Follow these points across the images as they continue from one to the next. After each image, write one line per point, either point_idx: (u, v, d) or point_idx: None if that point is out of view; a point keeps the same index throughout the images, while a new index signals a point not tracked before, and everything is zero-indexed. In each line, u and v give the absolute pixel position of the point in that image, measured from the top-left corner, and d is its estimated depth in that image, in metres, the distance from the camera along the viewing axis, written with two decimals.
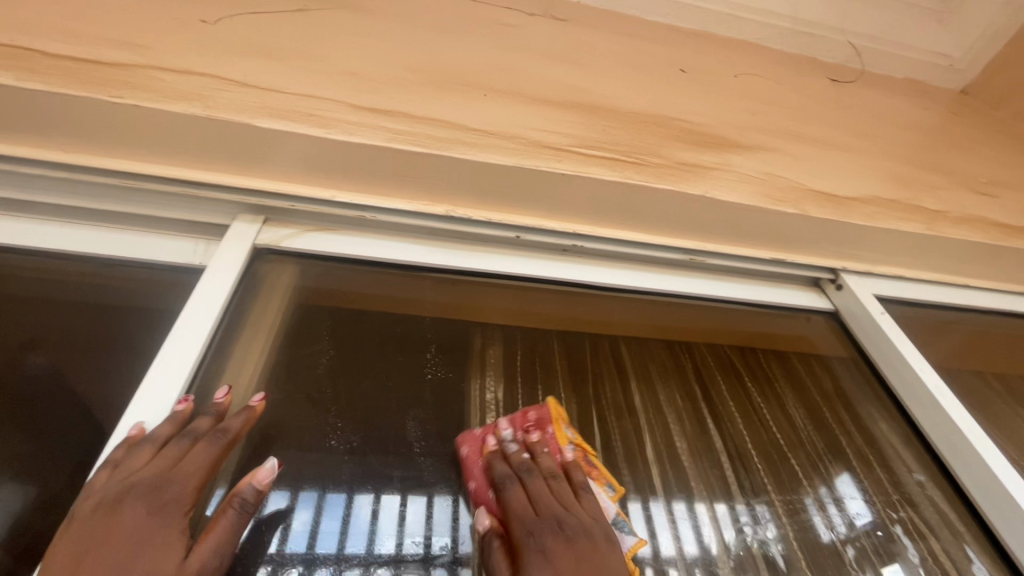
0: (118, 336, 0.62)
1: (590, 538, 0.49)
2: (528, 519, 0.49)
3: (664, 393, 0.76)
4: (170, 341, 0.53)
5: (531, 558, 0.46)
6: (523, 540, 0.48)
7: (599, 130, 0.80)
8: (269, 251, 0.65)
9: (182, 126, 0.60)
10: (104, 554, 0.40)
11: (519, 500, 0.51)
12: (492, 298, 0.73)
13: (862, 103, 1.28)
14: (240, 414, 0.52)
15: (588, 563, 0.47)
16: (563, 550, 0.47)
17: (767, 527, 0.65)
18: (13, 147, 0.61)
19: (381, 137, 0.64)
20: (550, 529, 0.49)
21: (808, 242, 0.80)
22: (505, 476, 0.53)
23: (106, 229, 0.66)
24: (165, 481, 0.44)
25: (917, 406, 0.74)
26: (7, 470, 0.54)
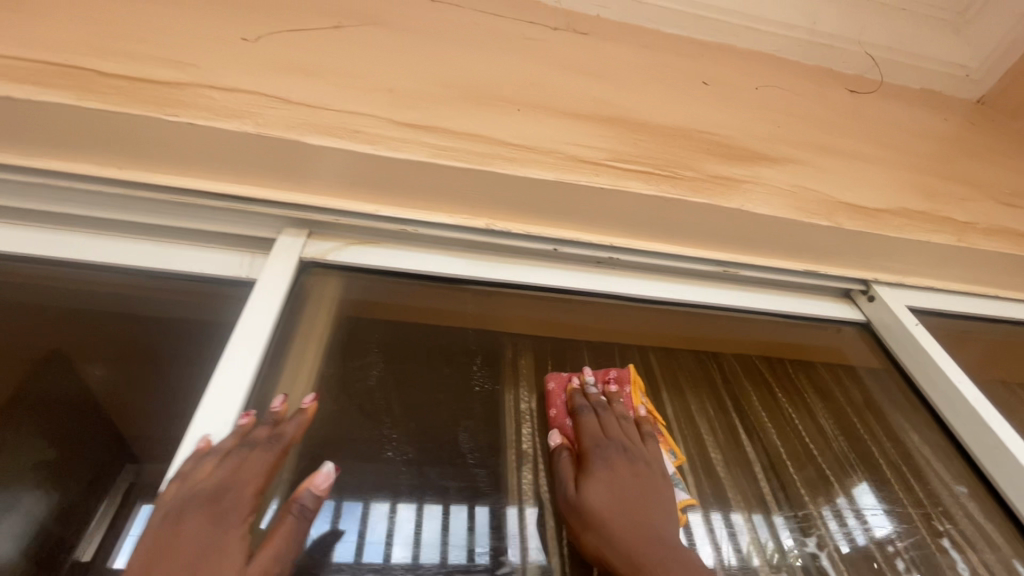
0: (175, 348, 0.66)
1: (650, 468, 0.59)
2: (599, 440, 0.60)
3: (696, 404, 0.76)
4: (230, 355, 0.54)
5: (597, 462, 0.58)
6: (593, 449, 0.59)
7: (632, 143, 0.81)
8: (314, 264, 0.67)
9: (234, 143, 0.62)
10: (175, 559, 0.42)
11: (592, 424, 0.62)
12: (530, 309, 0.75)
13: (883, 114, 1.29)
14: (294, 418, 0.54)
15: (643, 483, 0.58)
16: (624, 468, 0.58)
17: (807, 539, 0.65)
18: (68, 165, 0.63)
19: (426, 153, 0.66)
20: (616, 447, 0.60)
21: (841, 253, 0.81)
22: (584, 406, 0.64)
23: (156, 243, 0.68)
24: (223, 489, 0.46)
25: (955, 417, 0.74)
26: (31, 477, 0.58)
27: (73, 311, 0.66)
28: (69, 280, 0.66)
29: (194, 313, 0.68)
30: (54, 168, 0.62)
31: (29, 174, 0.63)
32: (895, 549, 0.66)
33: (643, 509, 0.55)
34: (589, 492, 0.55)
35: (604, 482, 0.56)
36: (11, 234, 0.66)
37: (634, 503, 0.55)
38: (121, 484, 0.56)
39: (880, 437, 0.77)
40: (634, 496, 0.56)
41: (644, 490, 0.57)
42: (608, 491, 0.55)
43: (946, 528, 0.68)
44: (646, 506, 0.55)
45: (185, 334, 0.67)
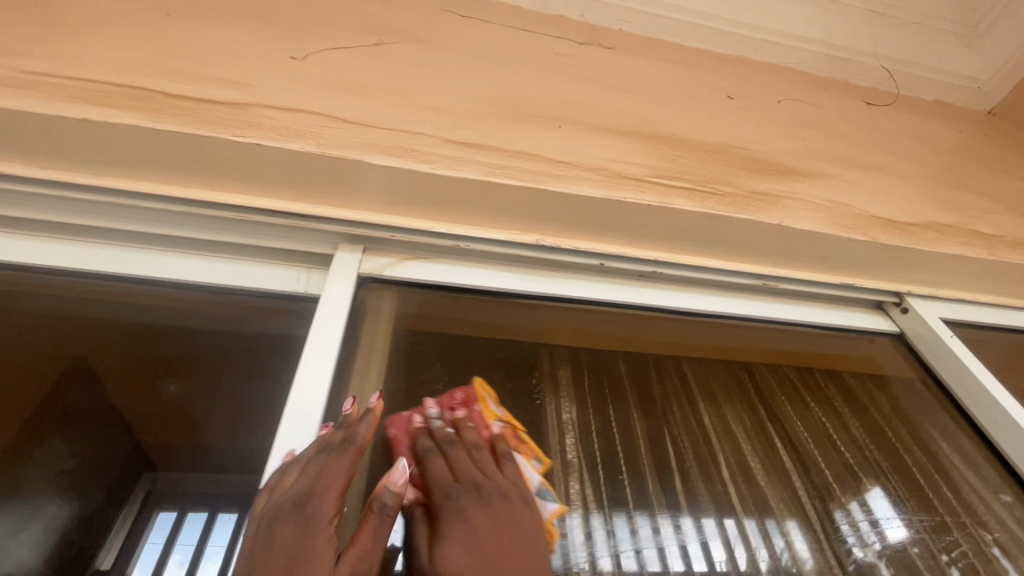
0: (247, 365, 0.70)
1: (509, 500, 0.51)
2: (448, 486, 0.51)
3: (731, 414, 0.77)
4: (304, 372, 0.57)
5: (446, 516, 0.49)
6: (441, 501, 0.50)
7: (671, 159, 0.84)
8: (372, 280, 0.69)
9: (299, 162, 0.64)
10: (269, 568, 0.41)
11: (440, 470, 0.53)
12: (577, 321, 0.77)
13: (903, 126, 1.31)
14: (365, 421, 0.54)
15: (507, 523, 0.49)
16: (479, 512, 0.49)
17: (864, 548, 0.66)
18: (134, 182, 0.65)
19: (482, 171, 0.68)
20: (468, 492, 0.51)
21: (875, 265, 0.84)
22: (427, 450, 0.55)
23: (213, 258, 0.70)
24: (307, 495, 0.46)
25: (995, 427, 0.77)
26: (53, 487, 0.64)
27: (138, 325, 0.71)
28: (129, 296, 0.69)
29: (270, 330, 0.70)
30: (120, 186, 0.64)
31: (92, 192, 0.65)
32: (950, 557, 0.68)
33: (512, 557, 0.47)
34: (444, 557, 0.46)
35: (460, 541, 0.47)
36: (73, 250, 0.68)
37: (498, 552, 0.47)
38: (137, 494, 0.65)
39: (910, 443, 0.79)
40: (496, 545, 0.47)
41: (507, 531, 0.49)
42: (466, 546, 0.47)
43: (992, 537, 0.70)
44: (513, 553, 0.47)
45: (266, 344, 0.70)
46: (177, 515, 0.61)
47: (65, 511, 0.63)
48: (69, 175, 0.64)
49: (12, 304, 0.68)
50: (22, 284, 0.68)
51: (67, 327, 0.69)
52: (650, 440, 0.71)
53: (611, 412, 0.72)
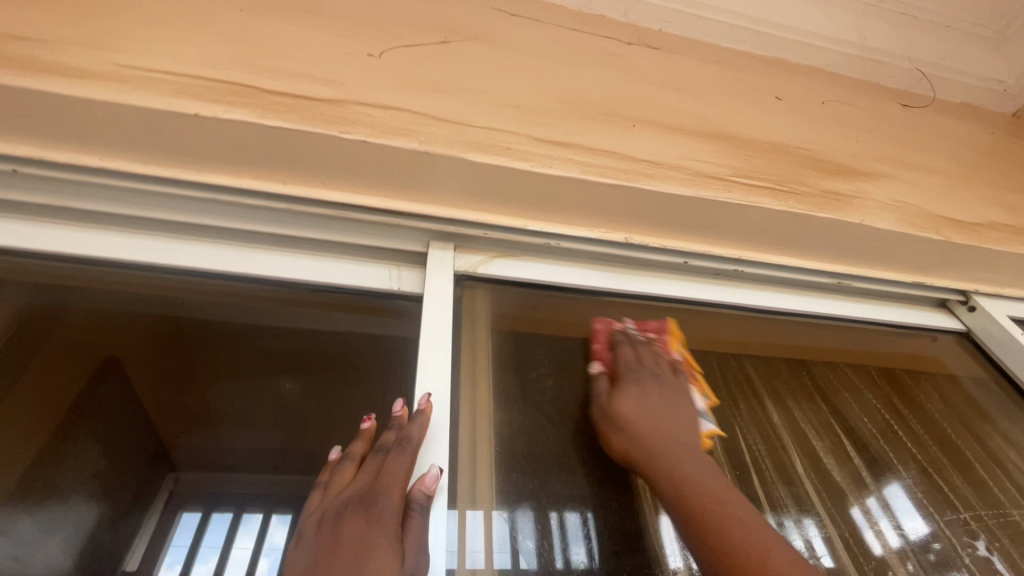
0: (355, 362, 0.75)
1: (678, 391, 0.63)
2: (634, 366, 0.65)
3: (798, 411, 0.79)
4: (423, 366, 0.59)
5: (627, 378, 0.64)
6: (625, 369, 0.65)
7: (745, 159, 0.85)
8: (466, 277, 0.70)
9: (401, 160, 0.64)
10: (335, 561, 0.44)
11: (628, 353, 0.67)
12: (663, 321, 0.78)
13: (945, 126, 1.33)
14: (417, 420, 0.54)
15: (671, 398, 0.62)
16: (654, 387, 0.62)
17: (976, 543, 0.69)
18: (231, 178, 0.65)
19: (577, 169, 0.68)
20: (646, 372, 0.64)
21: (944, 264, 0.86)
22: (622, 340, 0.69)
23: (306, 256, 0.71)
24: (372, 493, 0.49)
25: None
26: (93, 486, 0.64)
27: (201, 322, 0.74)
28: (228, 293, 0.71)
29: (380, 330, 0.73)
30: (221, 182, 0.64)
31: (193, 189, 0.65)
32: None
33: (669, 418, 0.59)
34: (620, 401, 0.61)
35: (633, 394, 0.61)
36: (167, 246, 0.68)
37: (661, 412, 0.60)
38: (161, 493, 0.65)
39: (967, 437, 0.82)
40: (661, 409, 0.60)
41: (674, 405, 0.61)
42: (636, 402, 0.61)
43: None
44: (671, 413, 0.60)
45: (371, 347, 0.74)
46: (202, 516, 0.63)
47: (93, 512, 0.63)
48: (168, 171, 0.64)
49: (90, 300, 0.71)
50: (117, 279, 0.70)
51: (128, 331, 0.73)
52: (727, 440, 0.71)
53: None
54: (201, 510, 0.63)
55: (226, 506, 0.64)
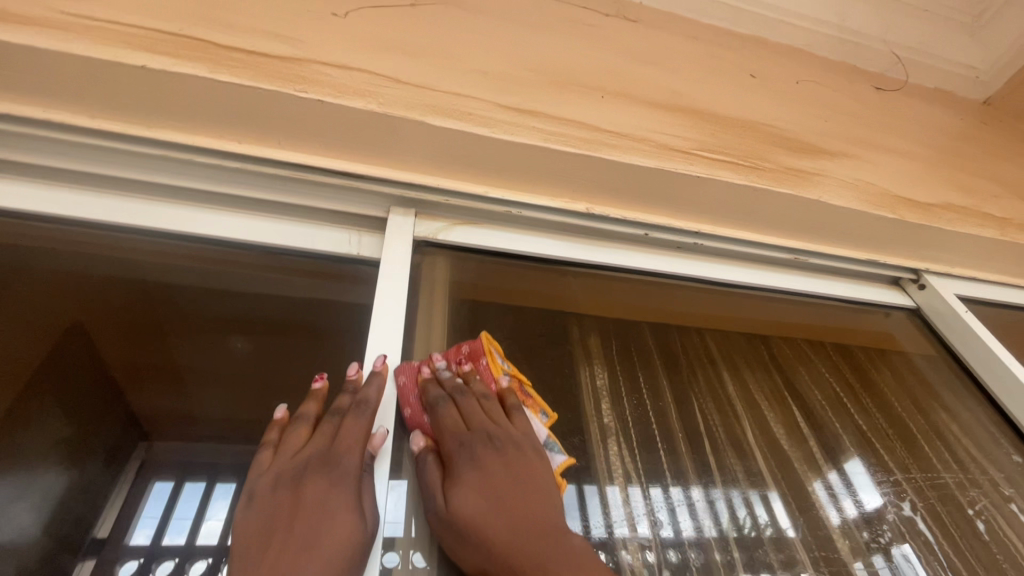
0: (321, 326, 0.74)
1: (521, 449, 0.52)
2: (461, 435, 0.52)
3: (753, 382, 0.81)
4: (376, 333, 0.60)
5: (460, 464, 0.50)
6: (455, 448, 0.51)
7: (710, 134, 0.85)
8: (426, 243, 0.70)
9: (358, 121, 0.63)
10: (296, 524, 0.44)
11: (451, 418, 0.54)
12: (622, 293, 0.81)
13: (921, 105, 1.34)
14: (373, 382, 0.55)
15: (519, 469, 0.51)
16: (494, 461, 0.51)
17: (901, 504, 0.72)
18: (181, 135, 0.63)
19: (538, 137, 0.69)
20: (480, 442, 0.52)
21: (894, 242, 0.90)
22: (438, 399, 0.55)
23: (262, 218, 0.70)
24: (332, 455, 0.49)
25: (1008, 398, 0.83)
26: (57, 452, 0.63)
27: (163, 284, 0.73)
28: (187, 255, 0.70)
29: (341, 297, 0.73)
30: (172, 140, 0.63)
31: (144, 145, 0.63)
32: (974, 511, 0.74)
33: (524, 505, 0.48)
34: (459, 504, 0.48)
35: (472, 487, 0.49)
36: (116, 203, 0.67)
37: (512, 496, 0.48)
38: (133, 462, 0.63)
39: (914, 411, 0.85)
40: (510, 493, 0.49)
41: (524, 479, 0.50)
42: (479, 496, 0.48)
43: (1013, 491, 0.77)
44: (524, 497, 0.49)
45: (331, 317, 0.73)
46: (175, 485, 0.61)
47: (62, 481, 0.61)
48: (116, 126, 0.62)
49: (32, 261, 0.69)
50: (54, 236, 0.68)
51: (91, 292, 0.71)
52: (681, 411, 0.73)
53: (640, 377, 0.75)
54: (174, 478, 0.62)
55: (200, 476, 0.63)
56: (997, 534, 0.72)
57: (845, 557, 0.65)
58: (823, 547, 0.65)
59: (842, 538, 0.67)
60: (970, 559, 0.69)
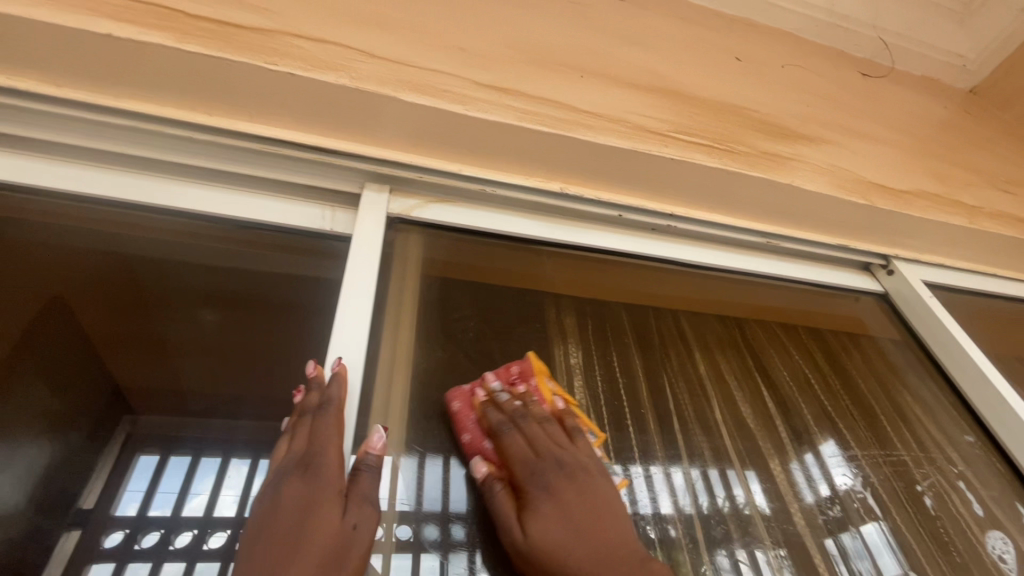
0: (299, 301, 0.75)
1: (589, 473, 0.53)
2: (530, 462, 0.52)
3: (723, 362, 0.83)
4: (341, 315, 0.59)
5: (536, 493, 0.50)
6: (529, 477, 0.51)
7: (688, 116, 0.86)
8: (399, 220, 0.71)
9: (330, 95, 0.63)
10: (279, 527, 0.43)
11: (518, 446, 0.54)
12: (598, 273, 0.82)
13: (906, 91, 1.34)
14: (334, 380, 0.54)
15: (591, 497, 0.51)
16: (565, 487, 0.51)
17: (855, 479, 0.75)
18: (151, 106, 0.63)
19: (513, 116, 0.69)
20: (552, 469, 0.52)
21: (865, 227, 0.92)
22: (501, 424, 0.56)
23: (233, 191, 0.70)
24: (309, 456, 0.49)
25: (968, 382, 0.86)
26: (40, 424, 0.66)
27: (137, 257, 0.74)
28: (160, 229, 0.70)
29: (313, 272, 0.73)
30: (140, 110, 0.63)
31: (112, 116, 0.63)
32: (925, 487, 0.77)
33: (601, 531, 0.49)
34: (539, 533, 0.48)
35: (550, 516, 0.49)
36: (81, 173, 0.66)
37: (589, 522, 0.49)
38: (117, 436, 0.67)
39: (880, 394, 0.87)
40: (586, 518, 0.50)
41: (597, 505, 0.51)
42: (558, 523, 0.48)
43: (969, 471, 0.80)
44: (601, 522, 0.50)
45: (303, 292, 0.74)
46: (160, 458, 0.65)
47: (45, 453, 0.64)
48: (84, 95, 0.62)
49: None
50: (19, 205, 0.67)
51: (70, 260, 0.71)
52: (653, 390, 0.75)
53: (612, 356, 0.76)
54: (160, 452, 0.66)
55: (184, 451, 0.66)
56: (956, 511, 0.75)
57: (817, 533, 0.68)
58: (783, 518, 0.68)
59: (801, 514, 0.69)
60: (925, 534, 0.71)
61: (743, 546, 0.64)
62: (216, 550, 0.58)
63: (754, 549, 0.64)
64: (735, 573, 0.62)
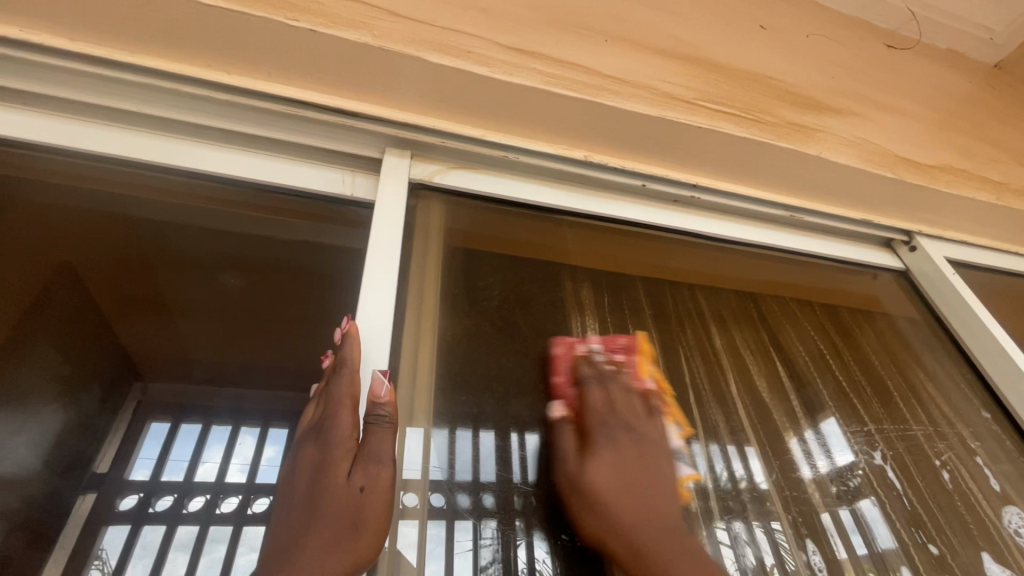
0: (321, 269, 0.74)
1: (654, 445, 0.56)
2: (604, 415, 0.56)
3: (739, 336, 0.83)
4: (369, 282, 0.59)
5: (600, 439, 0.54)
6: (596, 425, 0.55)
7: (714, 84, 0.84)
8: (421, 186, 0.70)
9: (353, 54, 0.62)
10: (297, 487, 0.47)
11: (597, 398, 0.58)
12: (620, 245, 0.81)
13: (934, 63, 1.30)
14: (347, 340, 0.52)
15: (649, 463, 0.54)
16: (629, 447, 0.54)
17: (873, 452, 0.76)
18: (168, 63, 0.62)
19: (538, 79, 0.68)
20: (619, 426, 0.55)
21: (889, 202, 0.91)
22: (589, 377, 0.59)
23: (253, 154, 0.69)
24: (323, 420, 0.50)
25: (985, 358, 0.86)
26: (58, 389, 0.68)
27: (141, 220, 0.73)
28: (181, 193, 0.69)
29: (333, 239, 0.72)
30: (160, 68, 0.61)
31: (132, 74, 0.62)
32: (941, 462, 0.77)
33: (645, 492, 0.52)
34: (593, 474, 0.52)
35: (607, 463, 0.53)
36: (95, 132, 0.65)
37: (639, 482, 0.52)
38: (129, 402, 0.68)
39: (893, 371, 0.87)
40: (638, 478, 0.52)
41: (652, 473, 0.53)
42: (611, 473, 0.52)
43: (978, 445, 0.81)
44: (650, 486, 0.52)
45: (322, 259, 0.74)
46: (170, 426, 0.65)
47: (60, 418, 0.66)
48: (103, 51, 0.61)
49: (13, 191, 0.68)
50: (33, 163, 0.66)
51: (53, 223, 0.70)
52: (669, 360, 0.75)
53: (631, 329, 0.76)
54: (171, 420, 0.66)
55: (195, 418, 0.66)
56: (958, 484, 0.75)
57: (814, 506, 0.68)
58: (796, 493, 0.68)
59: (815, 486, 0.70)
60: (934, 507, 0.72)
61: (758, 519, 0.64)
62: (229, 514, 0.59)
63: (765, 523, 0.64)
64: (733, 547, 0.61)
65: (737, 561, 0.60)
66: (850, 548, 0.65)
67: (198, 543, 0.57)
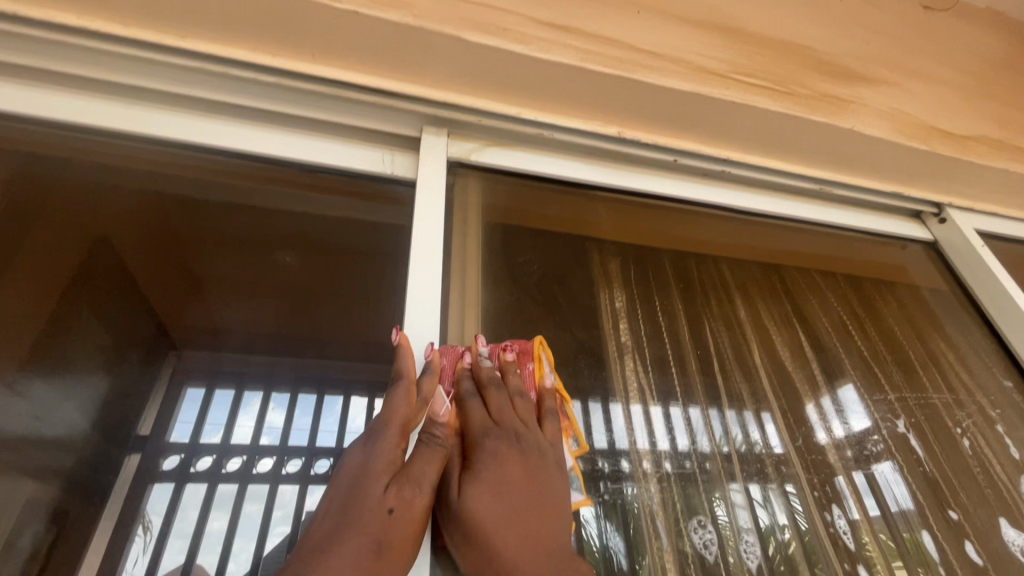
0: (366, 245, 0.74)
1: (543, 456, 0.50)
2: (489, 429, 0.51)
3: (763, 307, 0.84)
4: (416, 259, 0.62)
5: (483, 457, 0.48)
6: (481, 441, 0.50)
7: (748, 55, 0.83)
8: (459, 164, 0.72)
9: (395, 35, 0.63)
10: (336, 490, 0.44)
11: (479, 410, 0.53)
12: (650, 220, 0.83)
13: (974, 25, 1.25)
14: (402, 353, 0.53)
15: (539, 476, 0.49)
16: (515, 460, 0.49)
17: (896, 420, 0.78)
18: (216, 48, 0.64)
19: (575, 57, 0.69)
20: (506, 436, 0.50)
21: (920, 173, 0.91)
22: (472, 391, 0.54)
23: (296, 133, 0.72)
24: (373, 427, 0.49)
25: (1010, 328, 0.87)
26: (98, 356, 0.73)
27: (177, 198, 0.74)
28: (226, 171, 0.71)
29: (370, 216, 0.74)
30: (209, 52, 0.63)
31: (181, 57, 0.64)
32: (961, 429, 0.80)
33: (531, 513, 0.46)
34: (472, 500, 0.46)
35: (489, 485, 0.47)
36: (145, 116, 0.68)
37: (524, 503, 0.46)
38: (166, 368, 0.73)
39: (915, 341, 0.89)
40: (525, 497, 0.47)
41: (540, 488, 0.48)
42: (493, 494, 0.46)
43: (998, 413, 0.83)
44: (537, 505, 0.47)
45: (363, 235, 0.75)
46: (206, 391, 0.69)
47: (104, 381, 0.72)
48: (152, 36, 0.62)
49: (72, 172, 0.70)
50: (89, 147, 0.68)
51: (100, 202, 0.72)
52: (689, 330, 0.78)
53: (656, 302, 0.78)
54: (205, 386, 0.70)
55: (228, 384, 0.70)
56: (976, 449, 0.78)
57: (830, 469, 0.71)
58: (810, 456, 0.72)
59: (832, 448, 0.73)
60: (948, 471, 0.76)
61: (775, 484, 0.68)
62: (265, 473, 0.62)
63: (780, 485, 0.68)
64: (746, 506, 0.65)
65: (751, 520, 0.64)
66: (862, 508, 0.69)
67: (236, 502, 0.60)
